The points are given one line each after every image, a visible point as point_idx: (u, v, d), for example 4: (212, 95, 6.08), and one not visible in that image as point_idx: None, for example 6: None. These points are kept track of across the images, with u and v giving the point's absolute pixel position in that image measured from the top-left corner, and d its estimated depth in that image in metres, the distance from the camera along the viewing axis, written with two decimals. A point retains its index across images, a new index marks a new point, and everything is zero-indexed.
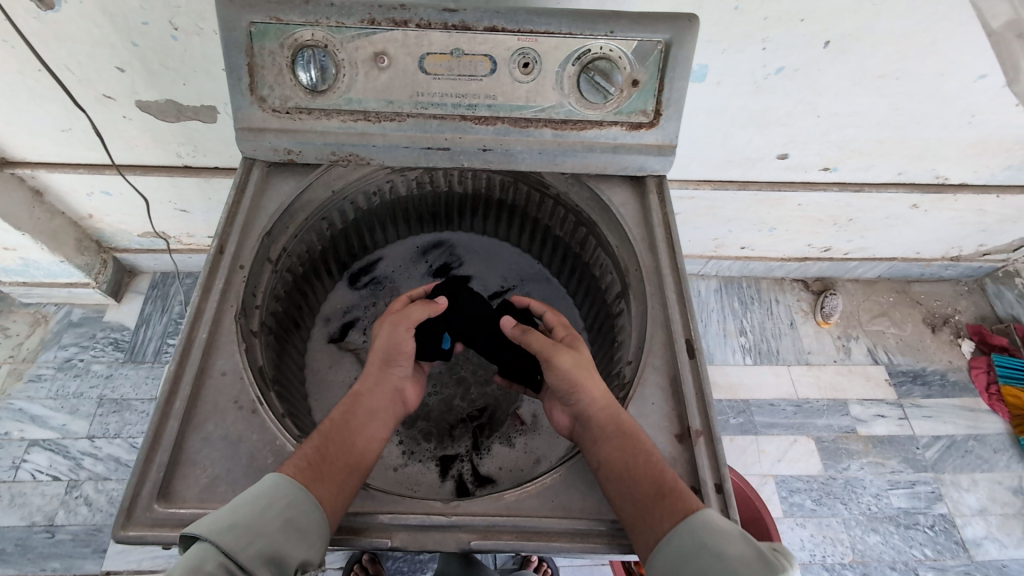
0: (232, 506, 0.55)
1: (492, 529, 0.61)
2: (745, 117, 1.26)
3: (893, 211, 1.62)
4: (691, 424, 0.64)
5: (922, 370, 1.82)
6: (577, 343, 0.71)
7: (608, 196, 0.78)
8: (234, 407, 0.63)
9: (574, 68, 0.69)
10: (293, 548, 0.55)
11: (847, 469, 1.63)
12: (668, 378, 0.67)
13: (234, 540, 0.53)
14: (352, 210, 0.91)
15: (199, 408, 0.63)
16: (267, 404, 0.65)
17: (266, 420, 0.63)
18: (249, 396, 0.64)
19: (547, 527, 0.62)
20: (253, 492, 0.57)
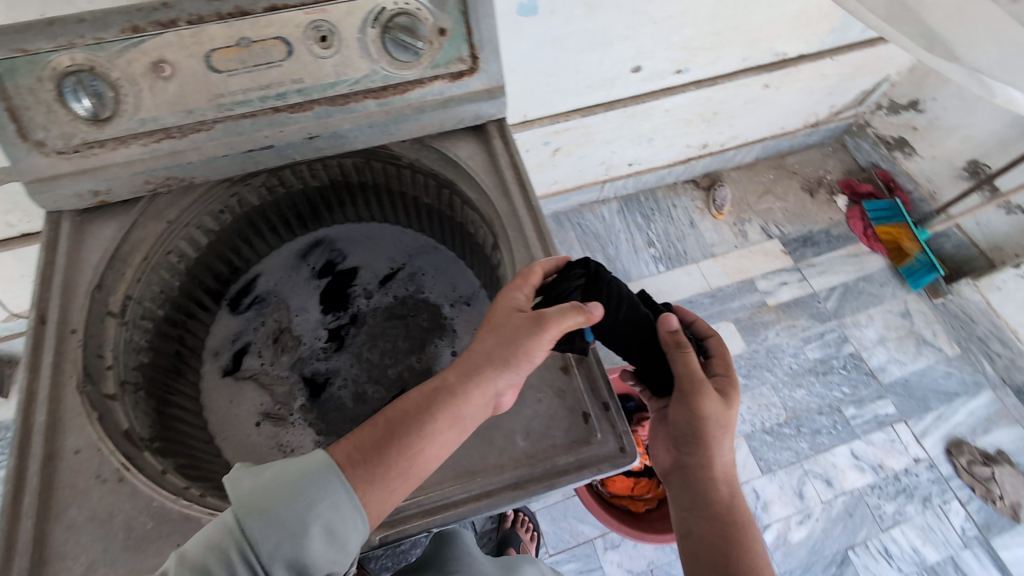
0: (269, 484, 0.50)
1: (399, 519, 0.60)
2: (589, 40, 1.27)
3: (749, 95, 1.71)
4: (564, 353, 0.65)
5: (810, 233, 1.98)
6: (732, 393, 0.73)
7: (454, 152, 0.77)
8: (97, 482, 0.58)
9: (375, 30, 0.65)
10: (312, 555, 0.48)
11: (766, 339, 1.78)
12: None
13: (254, 527, 0.47)
14: (202, 234, 0.85)
15: (57, 496, 0.57)
16: (137, 467, 0.60)
17: (137, 485, 0.58)
18: (112, 466, 0.59)
19: (450, 497, 0.62)
20: (292, 475, 0.51)
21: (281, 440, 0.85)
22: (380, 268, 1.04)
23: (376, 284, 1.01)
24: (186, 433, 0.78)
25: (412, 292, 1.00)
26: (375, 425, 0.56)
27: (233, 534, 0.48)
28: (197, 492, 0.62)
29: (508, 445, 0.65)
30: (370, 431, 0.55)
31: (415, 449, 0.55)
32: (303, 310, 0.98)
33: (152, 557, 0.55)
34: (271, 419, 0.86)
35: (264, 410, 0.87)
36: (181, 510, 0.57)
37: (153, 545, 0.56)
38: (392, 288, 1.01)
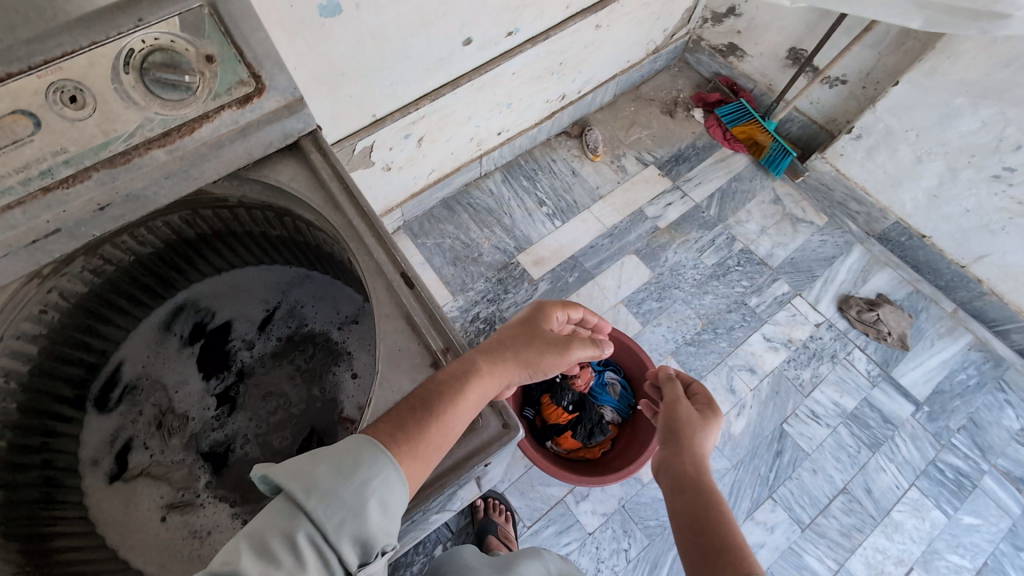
0: (321, 464, 0.49)
1: None
2: (409, 25, 1.24)
3: (585, 38, 1.74)
4: (435, 348, 0.64)
5: (679, 151, 2.08)
6: (710, 407, 0.83)
7: (274, 178, 0.73)
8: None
9: (130, 76, 0.59)
10: (375, 528, 0.48)
11: (667, 260, 1.87)
12: (405, 318, 0.66)
13: (316, 508, 0.47)
14: (24, 345, 0.75)
15: None
16: None
17: None
18: None
19: None
20: (338, 455, 0.50)
21: (194, 526, 0.80)
22: (255, 314, 0.98)
23: (257, 331, 0.96)
24: (69, 561, 0.71)
25: (296, 327, 0.96)
26: (408, 405, 0.58)
27: (287, 525, 0.46)
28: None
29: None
30: (406, 410, 0.57)
31: (448, 425, 0.58)
32: (183, 383, 0.91)
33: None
34: (177, 508, 0.81)
35: (165, 502, 0.81)
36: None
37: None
38: (273, 331, 0.96)
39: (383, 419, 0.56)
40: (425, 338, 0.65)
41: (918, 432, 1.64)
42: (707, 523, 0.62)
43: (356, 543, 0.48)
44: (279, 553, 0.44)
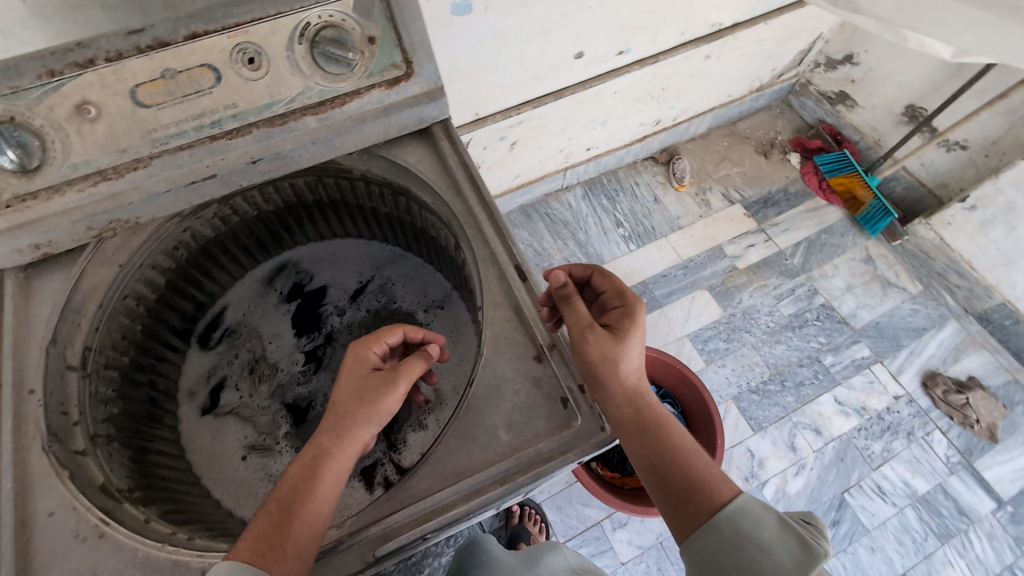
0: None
1: (390, 529, 0.60)
2: (529, 33, 1.28)
3: (693, 66, 1.73)
4: (540, 342, 0.66)
5: (770, 194, 2.02)
6: (624, 322, 0.67)
7: (402, 158, 0.76)
8: (76, 541, 0.54)
9: (303, 47, 0.64)
10: None
11: (741, 301, 1.82)
12: (512, 310, 0.69)
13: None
14: (158, 274, 0.83)
15: (36, 560, 0.53)
16: (117, 520, 0.56)
17: (120, 538, 0.55)
18: (90, 522, 0.55)
19: (443, 500, 0.61)
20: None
21: (270, 470, 0.84)
22: (349, 283, 1.03)
23: (349, 300, 1.01)
24: (166, 477, 0.76)
25: (384, 303, 1.00)
26: (267, 512, 0.57)
27: None
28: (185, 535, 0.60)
29: (491, 441, 0.63)
30: (262, 521, 0.56)
31: (313, 513, 0.57)
32: (276, 336, 0.97)
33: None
34: (257, 450, 0.85)
35: (247, 442, 0.86)
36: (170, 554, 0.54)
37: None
38: (363, 302, 1.01)
39: (238, 543, 0.55)
40: (531, 330, 0.67)
41: (997, 532, 1.50)
42: (673, 463, 0.64)
43: None
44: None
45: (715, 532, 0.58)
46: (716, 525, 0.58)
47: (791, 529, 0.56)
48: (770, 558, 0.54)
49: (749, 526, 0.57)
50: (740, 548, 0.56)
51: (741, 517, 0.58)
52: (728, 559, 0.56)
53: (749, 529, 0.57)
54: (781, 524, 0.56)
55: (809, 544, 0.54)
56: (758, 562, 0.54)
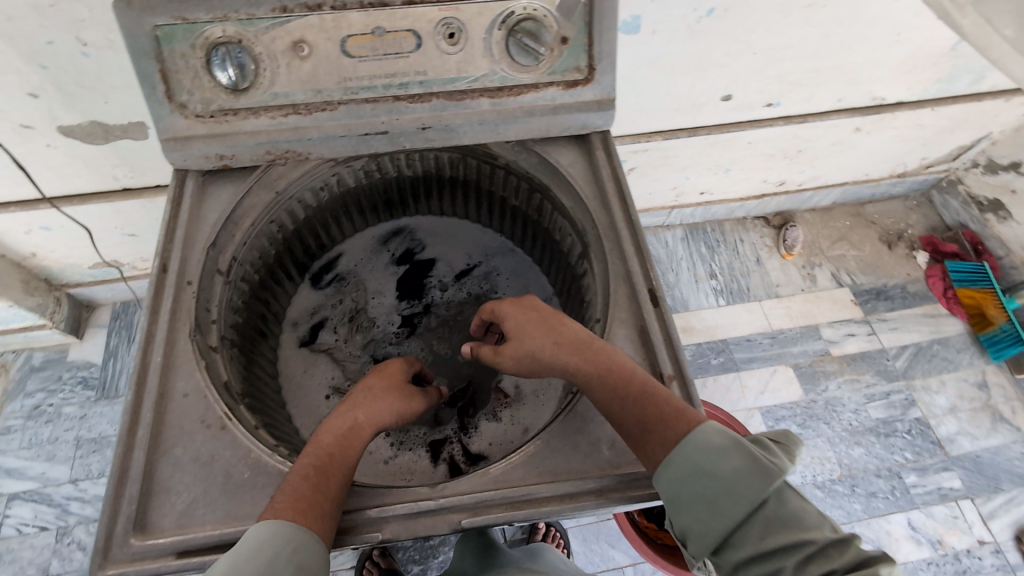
0: (234, 564, 0.50)
1: (481, 506, 0.61)
2: (682, 65, 1.23)
3: (838, 136, 1.61)
4: (662, 370, 0.64)
5: (884, 286, 1.86)
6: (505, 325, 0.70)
7: (555, 157, 0.78)
8: (202, 426, 0.61)
9: (500, 33, 0.67)
10: None
11: (826, 390, 1.69)
12: (637, 330, 0.68)
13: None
14: (301, 209, 0.89)
15: (165, 432, 0.61)
16: (236, 418, 0.63)
17: (238, 435, 0.61)
18: (216, 413, 0.62)
19: (538, 494, 0.62)
20: (254, 546, 0.52)
21: None
22: (457, 262, 1.05)
23: (452, 279, 1.03)
24: (267, 393, 0.83)
25: (485, 290, 1.02)
26: (305, 474, 0.58)
27: None
28: (286, 453, 0.65)
29: (594, 453, 0.64)
30: (298, 479, 0.57)
31: (343, 482, 0.59)
32: (379, 294, 1.01)
33: (246, 505, 0.58)
34: (340, 393, 0.90)
35: (334, 384, 0.91)
36: (278, 465, 0.60)
37: (249, 493, 0.59)
38: (466, 284, 1.02)
39: (276, 501, 0.55)
40: (655, 356, 0.65)
41: None
42: (635, 427, 0.60)
43: None
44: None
45: (681, 474, 0.56)
46: (680, 466, 0.56)
47: (744, 446, 0.56)
48: (732, 488, 0.54)
49: (708, 459, 0.56)
50: (706, 487, 0.55)
51: (700, 448, 0.56)
52: (696, 498, 0.55)
53: (709, 463, 0.55)
54: (737, 447, 0.55)
55: (764, 464, 0.54)
56: (721, 494, 0.54)
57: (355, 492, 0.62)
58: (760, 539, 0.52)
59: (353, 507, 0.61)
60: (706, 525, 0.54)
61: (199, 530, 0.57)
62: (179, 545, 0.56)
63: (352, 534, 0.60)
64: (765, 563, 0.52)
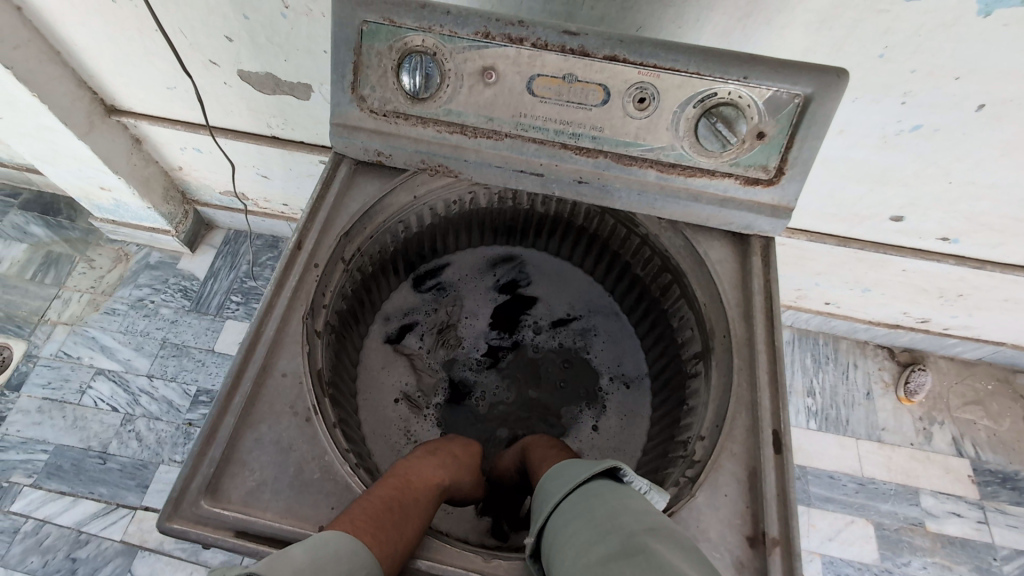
0: (318, 563, 0.48)
1: None
2: (857, 173, 1.01)
3: (1014, 294, 1.27)
4: (767, 529, 0.59)
5: (1014, 475, 1.47)
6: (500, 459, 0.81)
7: (705, 249, 0.75)
8: (291, 412, 0.65)
9: (694, 110, 0.63)
10: None
11: (908, 565, 1.36)
12: (747, 471, 0.63)
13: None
14: (430, 215, 0.88)
15: (257, 406, 0.65)
16: (321, 413, 0.66)
17: (318, 431, 0.64)
18: (305, 403, 0.65)
19: None
20: (334, 554, 0.51)
21: (410, 429, 0.88)
22: (558, 309, 0.99)
23: (550, 326, 0.98)
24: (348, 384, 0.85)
25: (577, 347, 0.96)
26: (387, 507, 0.59)
27: None
28: (354, 461, 0.67)
29: None
30: (384, 510, 0.58)
31: (407, 531, 0.59)
32: (473, 315, 0.98)
33: (308, 507, 0.60)
34: (408, 402, 0.89)
35: (406, 392, 0.90)
36: (346, 477, 0.62)
37: (312, 496, 0.61)
38: (560, 335, 0.97)
39: (355, 519, 0.56)
40: (762, 510, 0.60)
41: None
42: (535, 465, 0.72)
43: None
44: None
45: (547, 483, 0.61)
46: (550, 474, 0.62)
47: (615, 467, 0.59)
48: (582, 470, 0.58)
49: (561, 472, 0.61)
50: (552, 487, 0.59)
51: (573, 462, 0.62)
52: (554, 485, 0.59)
53: (567, 467, 0.61)
54: (581, 462, 0.60)
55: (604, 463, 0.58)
56: (574, 474, 0.58)
57: None
58: (582, 501, 0.53)
59: None
60: (551, 496, 0.58)
61: (259, 514, 0.60)
62: (238, 524, 0.59)
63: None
64: (576, 518, 0.52)
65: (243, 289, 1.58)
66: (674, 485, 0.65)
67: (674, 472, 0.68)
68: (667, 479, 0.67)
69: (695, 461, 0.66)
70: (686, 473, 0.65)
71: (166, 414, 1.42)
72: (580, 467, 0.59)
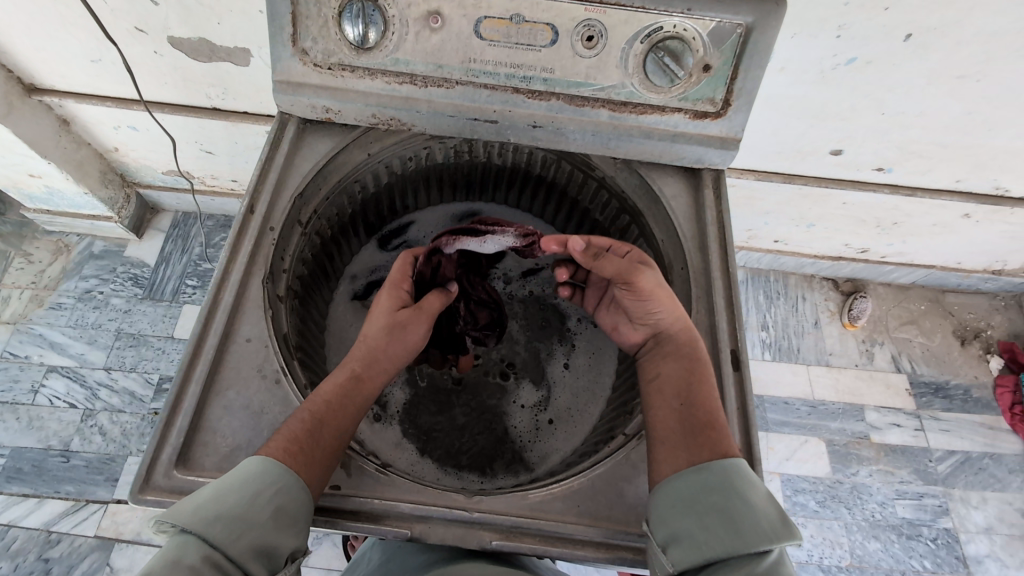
0: (214, 497, 0.54)
1: (514, 531, 0.63)
2: (801, 111, 1.05)
3: (941, 218, 1.36)
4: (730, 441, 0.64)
5: (945, 384, 1.60)
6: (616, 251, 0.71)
7: (660, 187, 0.78)
8: (258, 376, 0.65)
9: (642, 46, 0.64)
10: (273, 537, 0.54)
11: (856, 474, 1.48)
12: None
13: (220, 531, 0.52)
14: (386, 174, 0.87)
15: (223, 373, 0.65)
16: (291, 375, 0.66)
17: (289, 393, 0.64)
18: (273, 366, 0.65)
19: (570, 533, 0.63)
20: (236, 481, 0.56)
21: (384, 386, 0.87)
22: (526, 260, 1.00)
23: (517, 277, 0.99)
24: (317, 348, 0.84)
25: (546, 298, 0.98)
26: (301, 419, 0.61)
27: (194, 548, 0.51)
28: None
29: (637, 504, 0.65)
30: (295, 425, 0.60)
31: (328, 432, 0.61)
32: None
33: None
34: None
35: None
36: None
37: None
38: (530, 283, 0.99)
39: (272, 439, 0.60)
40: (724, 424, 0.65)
41: None
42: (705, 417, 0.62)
43: (258, 552, 0.53)
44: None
45: (711, 483, 0.57)
46: (712, 479, 0.57)
47: (786, 518, 0.56)
48: (763, 525, 0.54)
49: (742, 488, 0.57)
50: (715, 502, 0.56)
51: (745, 484, 0.57)
52: (714, 514, 0.55)
53: (747, 490, 0.56)
54: (768, 500, 0.56)
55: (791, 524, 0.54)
56: (745, 518, 0.54)
57: (389, 481, 0.65)
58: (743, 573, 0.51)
59: (385, 496, 0.63)
60: (712, 534, 0.54)
61: None
62: None
63: (382, 523, 0.62)
64: None
65: (198, 272, 1.51)
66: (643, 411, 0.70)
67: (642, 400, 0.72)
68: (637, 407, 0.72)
69: None
70: None
71: (129, 406, 1.37)
72: (765, 511, 0.55)
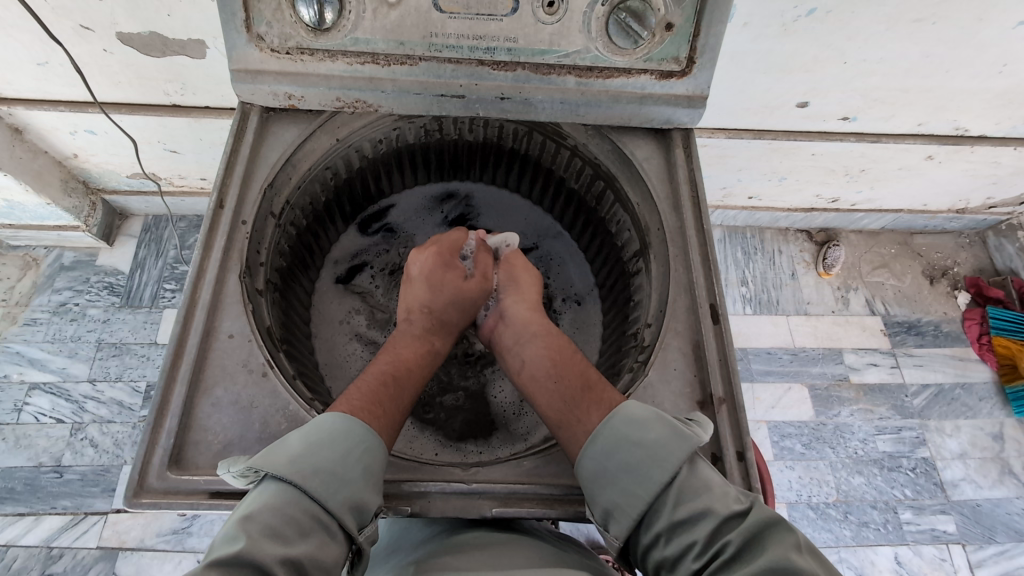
0: (309, 450, 0.56)
1: (512, 497, 0.64)
2: (767, 65, 1.05)
3: (906, 162, 1.40)
4: (713, 392, 0.66)
5: (917, 322, 1.67)
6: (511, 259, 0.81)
7: (631, 150, 0.79)
8: (244, 371, 0.65)
9: (603, 9, 0.63)
10: (364, 494, 0.56)
11: (838, 415, 1.54)
12: (691, 345, 0.70)
13: (318, 485, 0.54)
14: (358, 158, 0.86)
15: (208, 372, 0.64)
16: (277, 367, 0.67)
17: (277, 385, 0.65)
18: (258, 360, 0.66)
19: (565, 494, 0.65)
20: (328, 433, 0.58)
21: None
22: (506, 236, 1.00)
23: None
24: (303, 340, 0.84)
25: None
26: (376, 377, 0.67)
27: (294, 502, 0.53)
28: (320, 408, 0.69)
29: None
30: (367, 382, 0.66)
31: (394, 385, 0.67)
32: None
33: None
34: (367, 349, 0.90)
35: (361, 330, 0.90)
36: None
37: None
38: None
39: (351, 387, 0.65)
40: (707, 376, 0.67)
41: None
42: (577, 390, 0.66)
43: (353, 510, 0.55)
44: (278, 527, 0.51)
45: (606, 442, 0.60)
46: (603, 443, 0.60)
47: (669, 419, 0.61)
48: (658, 449, 0.58)
49: (629, 429, 0.60)
50: (618, 461, 0.59)
51: (628, 425, 0.60)
52: (622, 473, 0.58)
53: (632, 431, 0.59)
54: (652, 418, 0.60)
55: (680, 431, 0.58)
56: (644, 457, 0.58)
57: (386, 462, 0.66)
58: (676, 504, 0.55)
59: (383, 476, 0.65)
60: (630, 492, 0.57)
61: None
62: (210, 486, 0.60)
63: (384, 502, 0.63)
64: (680, 527, 0.54)
65: (175, 275, 1.48)
66: (630, 371, 0.72)
67: (629, 361, 0.74)
68: (624, 368, 0.74)
69: (644, 346, 0.73)
70: (639, 358, 0.72)
71: (118, 415, 1.35)
72: (651, 432, 0.59)
